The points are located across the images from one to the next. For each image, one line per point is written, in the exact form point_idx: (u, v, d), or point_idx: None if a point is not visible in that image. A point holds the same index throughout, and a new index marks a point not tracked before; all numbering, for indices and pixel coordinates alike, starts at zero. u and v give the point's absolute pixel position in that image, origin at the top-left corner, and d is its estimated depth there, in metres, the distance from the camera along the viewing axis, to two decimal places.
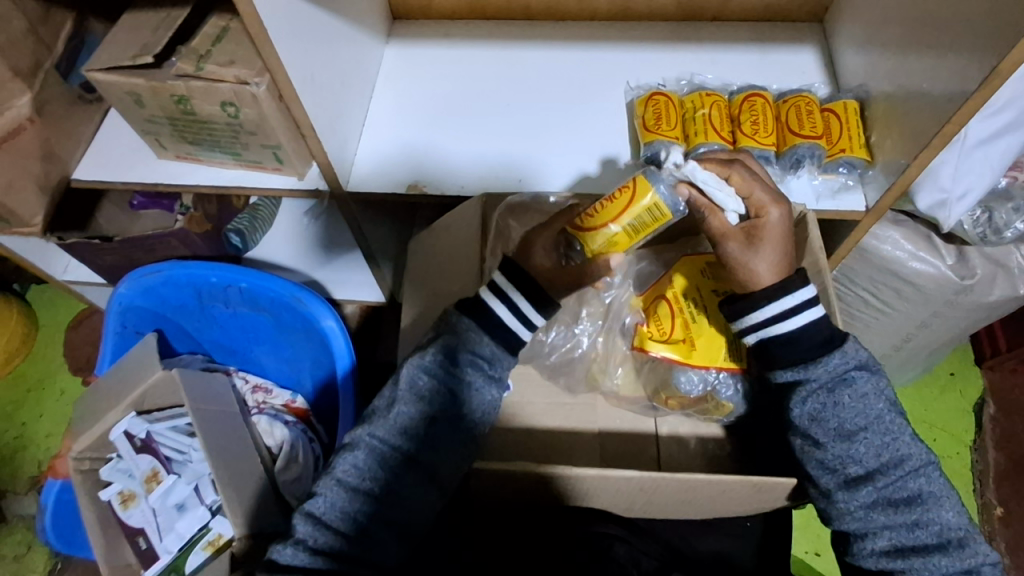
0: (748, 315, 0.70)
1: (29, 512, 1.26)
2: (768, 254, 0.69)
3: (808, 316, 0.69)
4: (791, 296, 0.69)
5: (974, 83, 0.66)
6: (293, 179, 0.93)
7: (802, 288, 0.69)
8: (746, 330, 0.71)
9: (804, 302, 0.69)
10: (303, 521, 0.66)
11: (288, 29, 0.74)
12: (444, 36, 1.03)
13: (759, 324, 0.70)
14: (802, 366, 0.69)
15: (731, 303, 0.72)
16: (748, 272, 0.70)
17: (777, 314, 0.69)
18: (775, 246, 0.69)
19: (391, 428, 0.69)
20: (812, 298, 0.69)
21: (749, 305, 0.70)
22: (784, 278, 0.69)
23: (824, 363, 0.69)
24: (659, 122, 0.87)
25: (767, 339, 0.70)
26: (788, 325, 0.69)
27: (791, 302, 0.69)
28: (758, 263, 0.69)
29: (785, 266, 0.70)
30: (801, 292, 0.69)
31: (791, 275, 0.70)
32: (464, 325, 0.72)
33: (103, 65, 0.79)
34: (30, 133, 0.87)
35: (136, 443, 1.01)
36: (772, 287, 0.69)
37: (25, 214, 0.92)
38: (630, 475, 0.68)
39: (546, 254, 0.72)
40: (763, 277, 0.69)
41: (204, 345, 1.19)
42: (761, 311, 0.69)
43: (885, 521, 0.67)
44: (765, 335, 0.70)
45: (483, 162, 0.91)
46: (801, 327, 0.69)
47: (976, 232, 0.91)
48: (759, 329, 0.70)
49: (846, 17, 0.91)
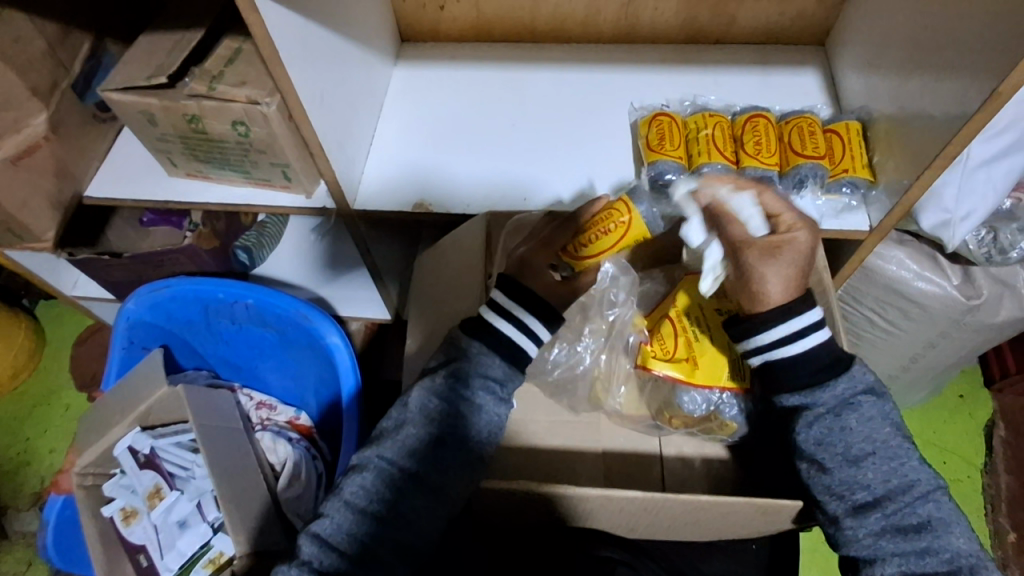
0: (753, 337, 0.69)
1: (30, 529, 1.26)
2: (790, 267, 0.67)
3: (814, 339, 0.68)
4: (799, 318, 0.68)
5: (974, 105, 0.67)
6: (302, 198, 0.94)
7: (809, 311, 0.68)
8: (751, 352, 0.71)
9: (810, 325, 0.68)
10: (308, 542, 0.66)
11: (300, 50, 0.75)
12: (451, 58, 1.04)
13: (763, 347, 0.69)
14: (809, 390, 0.69)
15: (735, 323, 0.71)
16: (761, 285, 0.67)
17: (783, 337, 0.68)
18: (795, 264, 0.67)
19: (399, 449, 0.69)
20: (817, 322, 0.68)
21: (753, 326, 0.69)
22: (790, 299, 0.68)
23: (831, 387, 0.69)
24: (662, 142, 0.87)
25: (772, 361, 0.70)
26: (800, 345, 0.68)
27: (796, 326, 0.68)
28: (774, 278, 0.67)
29: (799, 285, 0.69)
30: (807, 315, 0.68)
31: (800, 298, 0.68)
32: (473, 348, 0.73)
33: (118, 85, 0.81)
34: (45, 151, 0.89)
35: (140, 459, 1.01)
36: (775, 309, 0.68)
37: (37, 228, 0.94)
38: (632, 496, 0.67)
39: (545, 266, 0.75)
40: (777, 291, 0.68)
41: (209, 361, 1.20)
42: (769, 332, 0.68)
43: (893, 548, 0.66)
44: (770, 357, 0.70)
45: (489, 182, 0.92)
46: (813, 347, 0.68)
47: (981, 251, 0.90)
48: (765, 350, 0.69)
49: (848, 39, 0.92)
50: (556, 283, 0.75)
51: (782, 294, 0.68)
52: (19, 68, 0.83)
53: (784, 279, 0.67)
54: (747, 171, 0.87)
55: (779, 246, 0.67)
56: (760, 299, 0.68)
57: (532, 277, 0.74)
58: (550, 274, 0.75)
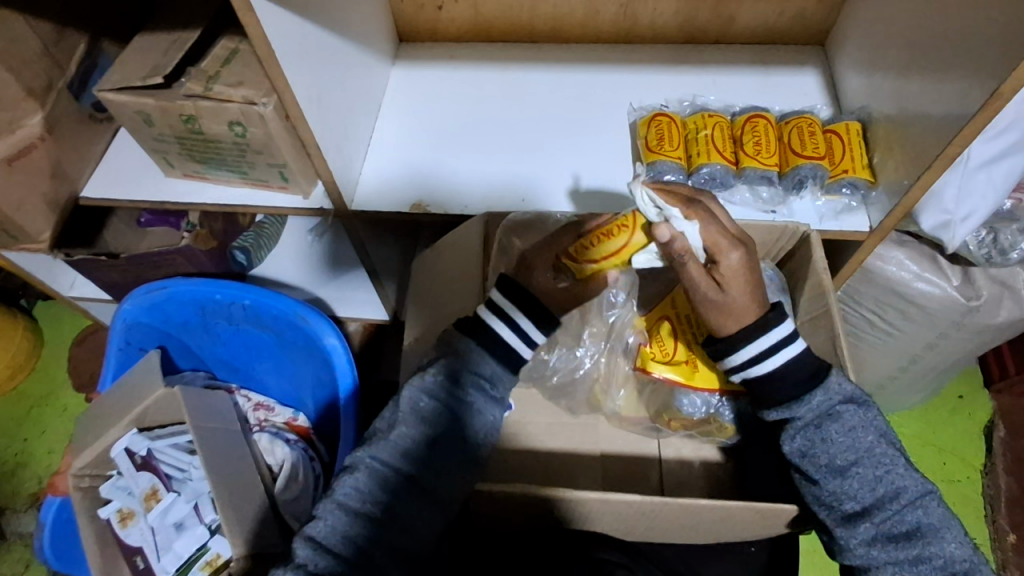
0: (730, 356, 0.69)
1: (28, 529, 1.26)
2: (740, 296, 0.66)
3: (787, 354, 0.68)
4: (768, 335, 0.67)
5: (975, 106, 0.66)
6: (299, 199, 0.93)
7: (777, 327, 0.67)
8: (730, 371, 0.70)
9: (778, 341, 0.67)
10: (304, 546, 0.65)
11: (296, 50, 0.75)
12: (449, 58, 1.04)
13: (741, 366, 0.69)
14: (787, 405, 0.69)
15: (710, 344, 0.70)
16: (722, 315, 0.67)
17: (755, 354, 0.68)
18: (746, 283, 0.66)
19: (392, 450, 0.69)
20: (789, 335, 0.68)
21: (726, 346, 0.68)
22: (758, 317, 0.67)
23: (808, 401, 0.68)
24: (661, 142, 0.87)
25: (750, 379, 0.70)
26: (770, 364, 0.68)
27: (767, 343, 0.67)
28: (731, 306, 0.66)
29: (758, 298, 0.67)
30: (778, 330, 0.67)
31: (765, 313, 0.67)
32: (465, 346, 0.72)
33: (114, 86, 0.80)
34: (40, 152, 0.89)
35: (137, 461, 1.00)
36: (743, 329, 0.67)
37: (34, 229, 0.94)
38: (630, 499, 0.67)
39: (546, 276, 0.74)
40: (739, 316, 0.67)
41: (207, 362, 1.20)
42: (740, 352, 0.68)
43: (887, 557, 0.66)
44: (746, 375, 0.69)
45: (487, 183, 0.91)
46: (783, 364, 0.68)
47: (981, 252, 0.90)
48: (742, 369, 0.69)
49: (848, 39, 0.92)
50: (551, 284, 0.74)
51: (736, 321, 0.67)
52: (14, 69, 0.83)
53: (740, 301, 0.66)
54: (746, 171, 0.87)
55: (723, 279, 0.65)
56: (724, 327, 0.68)
57: (528, 278, 0.74)
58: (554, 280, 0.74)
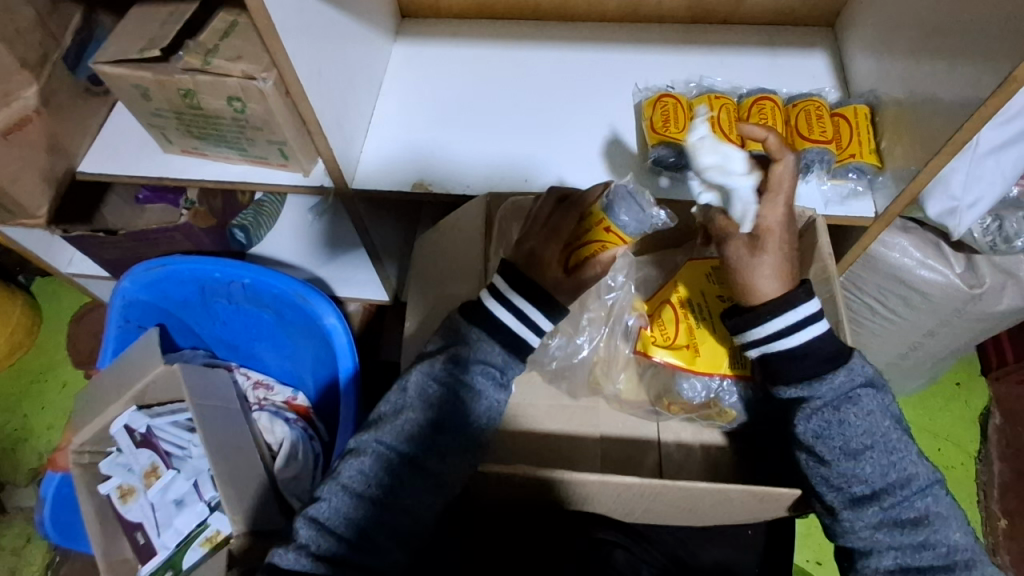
0: (754, 329, 0.68)
1: (29, 503, 1.26)
2: (775, 259, 0.67)
3: (814, 329, 0.67)
4: (796, 310, 0.66)
5: (987, 90, 0.65)
6: (299, 176, 0.92)
7: (804, 302, 0.67)
8: (749, 344, 0.70)
9: (804, 318, 0.66)
10: (306, 526, 0.66)
11: (297, 24, 0.74)
12: (453, 36, 1.02)
13: (762, 339, 0.68)
14: (808, 383, 0.67)
15: (734, 315, 0.70)
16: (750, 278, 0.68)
17: (779, 329, 0.67)
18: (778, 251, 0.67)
19: (398, 434, 0.68)
20: (816, 313, 0.67)
21: (755, 318, 0.67)
22: (788, 287, 0.67)
23: (830, 379, 0.67)
24: (667, 123, 0.86)
25: (769, 354, 0.69)
26: (796, 339, 0.67)
27: (794, 318, 0.66)
28: (762, 271, 0.67)
29: (790, 268, 0.68)
30: (805, 304, 0.66)
31: (793, 286, 0.67)
32: (472, 334, 0.72)
33: (110, 58, 0.79)
34: (36, 125, 0.87)
35: (136, 438, 1.01)
36: (777, 300, 0.67)
37: (31, 204, 0.93)
38: (629, 481, 0.67)
39: (551, 247, 0.71)
40: (767, 283, 0.67)
41: (206, 340, 1.20)
42: (765, 325, 0.67)
43: (891, 542, 0.67)
44: (767, 350, 0.69)
45: (490, 163, 0.90)
46: (810, 339, 0.67)
47: (986, 240, 0.89)
48: (764, 342, 0.68)
49: (858, 21, 0.90)
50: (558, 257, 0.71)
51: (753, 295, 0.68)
52: (8, 39, 0.81)
53: (770, 272, 0.67)
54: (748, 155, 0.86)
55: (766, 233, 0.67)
56: (753, 292, 0.68)
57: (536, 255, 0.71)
58: (553, 251, 0.71)
